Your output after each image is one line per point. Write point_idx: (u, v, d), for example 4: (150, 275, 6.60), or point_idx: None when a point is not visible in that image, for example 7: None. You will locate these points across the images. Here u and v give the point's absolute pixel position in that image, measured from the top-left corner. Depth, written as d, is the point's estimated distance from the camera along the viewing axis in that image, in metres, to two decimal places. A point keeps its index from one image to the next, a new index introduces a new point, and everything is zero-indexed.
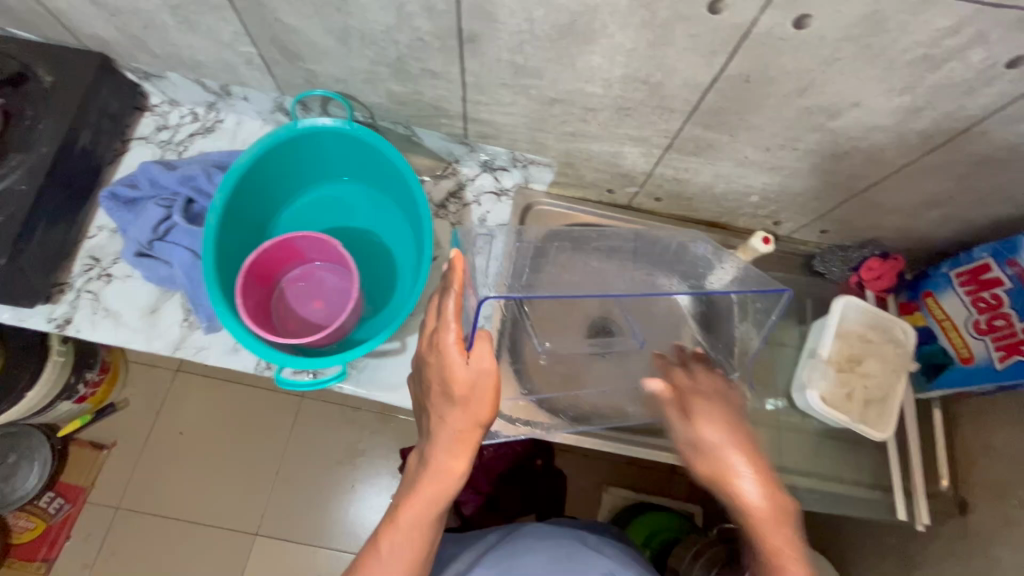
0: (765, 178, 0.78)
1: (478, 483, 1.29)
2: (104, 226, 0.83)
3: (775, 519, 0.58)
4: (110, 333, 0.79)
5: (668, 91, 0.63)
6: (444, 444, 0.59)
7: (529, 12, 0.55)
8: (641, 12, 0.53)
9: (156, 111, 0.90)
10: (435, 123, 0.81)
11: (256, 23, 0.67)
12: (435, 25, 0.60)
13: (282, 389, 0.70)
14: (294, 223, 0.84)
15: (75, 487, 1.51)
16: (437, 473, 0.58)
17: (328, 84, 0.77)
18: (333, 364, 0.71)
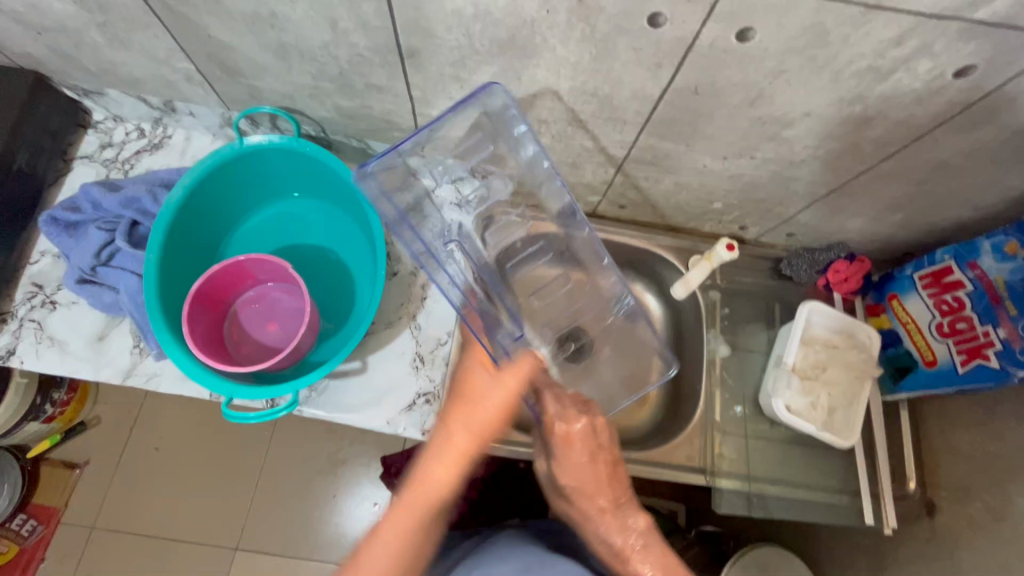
0: (727, 186, 0.76)
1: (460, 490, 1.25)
2: (47, 251, 0.80)
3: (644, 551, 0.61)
4: (56, 363, 0.76)
5: (619, 103, 0.61)
6: (434, 455, 0.58)
7: (467, 27, 0.53)
8: (581, 26, 0.51)
9: (100, 128, 0.87)
10: (388, 136, 0.79)
11: (189, 40, 0.64)
12: (372, 40, 0.57)
13: (231, 421, 0.67)
14: (245, 241, 0.82)
15: (48, 508, 1.48)
16: (434, 462, 0.57)
17: (273, 99, 0.74)
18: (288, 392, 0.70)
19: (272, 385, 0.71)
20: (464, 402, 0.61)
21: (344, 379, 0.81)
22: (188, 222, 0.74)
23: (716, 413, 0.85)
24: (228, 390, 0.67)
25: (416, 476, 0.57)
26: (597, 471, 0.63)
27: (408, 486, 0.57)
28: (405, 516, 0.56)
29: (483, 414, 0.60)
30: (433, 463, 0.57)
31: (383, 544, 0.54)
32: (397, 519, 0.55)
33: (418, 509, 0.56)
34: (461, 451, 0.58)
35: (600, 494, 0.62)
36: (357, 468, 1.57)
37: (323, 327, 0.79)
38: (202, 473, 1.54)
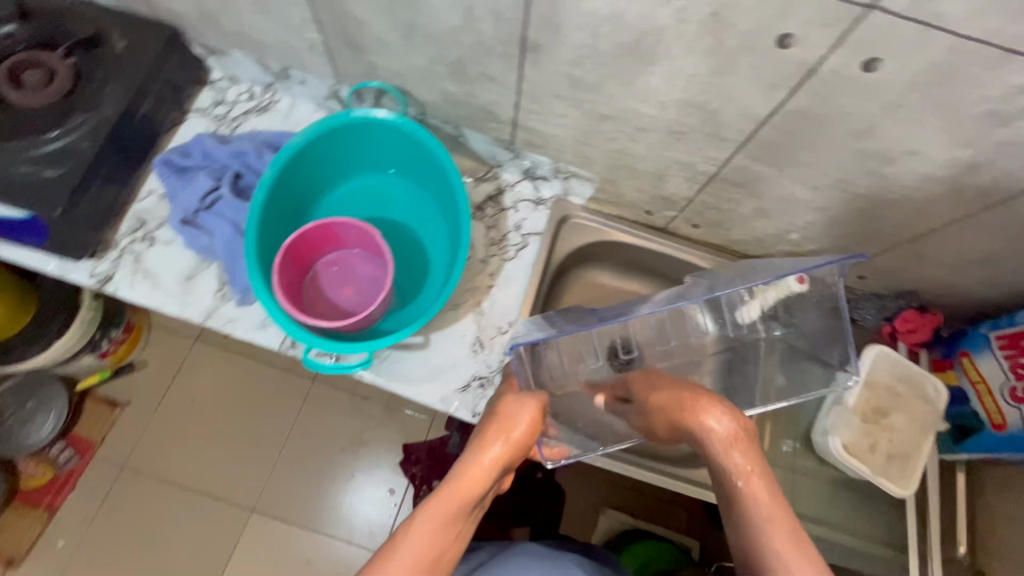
0: (810, 217, 0.77)
1: None
2: (154, 190, 0.86)
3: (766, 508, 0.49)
4: (147, 295, 0.81)
5: (723, 119, 0.63)
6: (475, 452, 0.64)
7: (595, 28, 0.56)
8: (707, 39, 0.53)
9: (216, 86, 0.93)
10: (484, 126, 0.82)
11: (325, 12, 0.69)
12: (501, 31, 0.61)
13: (306, 369, 0.71)
14: (334, 206, 0.86)
15: (86, 440, 1.55)
16: (476, 462, 0.62)
17: (385, 77, 0.78)
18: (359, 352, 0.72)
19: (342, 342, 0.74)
20: (500, 420, 0.68)
21: (405, 351, 0.83)
22: (291, 179, 0.79)
23: (764, 443, 0.85)
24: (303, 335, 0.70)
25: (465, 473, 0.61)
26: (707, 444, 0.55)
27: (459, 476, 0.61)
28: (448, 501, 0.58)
29: (524, 433, 0.66)
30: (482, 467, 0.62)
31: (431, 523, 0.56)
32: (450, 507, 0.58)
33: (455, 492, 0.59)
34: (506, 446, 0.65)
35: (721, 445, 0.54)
36: (378, 450, 1.60)
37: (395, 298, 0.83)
38: (233, 430, 1.59)
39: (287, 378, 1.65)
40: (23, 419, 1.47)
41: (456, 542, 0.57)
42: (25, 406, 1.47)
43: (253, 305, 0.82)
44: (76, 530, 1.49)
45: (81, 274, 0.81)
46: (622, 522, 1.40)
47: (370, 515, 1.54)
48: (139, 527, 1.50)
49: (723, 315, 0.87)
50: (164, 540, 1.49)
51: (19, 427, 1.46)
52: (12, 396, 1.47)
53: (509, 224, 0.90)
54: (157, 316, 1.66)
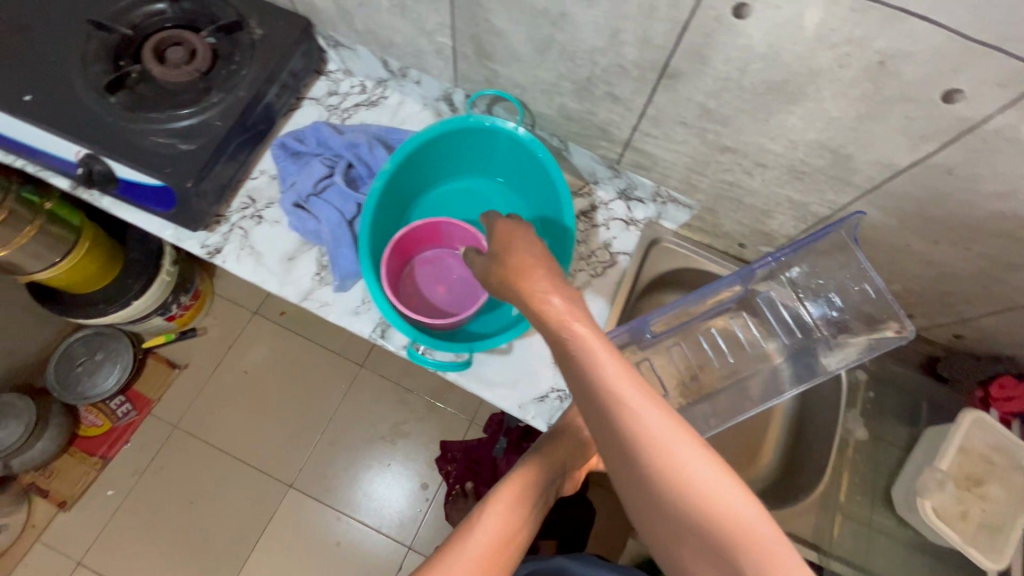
0: (919, 271, 0.75)
1: None
2: (266, 171, 0.90)
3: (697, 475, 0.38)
4: (251, 271, 0.85)
5: (855, 165, 0.62)
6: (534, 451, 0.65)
7: (745, 63, 0.56)
8: (864, 86, 0.53)
9: (331, 77, 0.97)
10: (593, 143, 0.83)
11: (464, 20, 0.71)
12: (643, 55, 0.62)
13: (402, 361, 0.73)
14: (435, 205, 0.89)
15: (144, 398, 1.61)
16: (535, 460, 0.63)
17: (504, 86, 0.80)
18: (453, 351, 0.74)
19: (438, 340, 0.77)
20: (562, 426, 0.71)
21: (489, 354, 0.84)
22: (405, 176, 0.81)
23: (839, 493, 0.83)
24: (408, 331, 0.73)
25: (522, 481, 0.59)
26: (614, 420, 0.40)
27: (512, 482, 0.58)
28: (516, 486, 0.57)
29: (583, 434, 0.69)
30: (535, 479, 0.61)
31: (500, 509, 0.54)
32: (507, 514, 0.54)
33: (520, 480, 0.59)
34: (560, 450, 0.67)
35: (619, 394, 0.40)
36: (417, 443, 1.62)
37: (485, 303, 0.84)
38: (281, 406, 1.64)
39: (338, 362, 1.68)
40: (91, 369, 1.54)
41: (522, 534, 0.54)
42: (94, 358, 1.54)
43: (349, 292, 0.84)
44: (124, 483, 1.54)
45: (194, 244, 0.85)
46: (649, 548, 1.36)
47: (403, 507, 1.56)
48: (183, 487, 1.55)
49: (782, 321, 0.86)
50: (205, 504, 1.54)
51: (86, 376, 1.52)
52: (84, 346, 1.55)
53: (599, 241, 0.90)
54: (223, 287, 1.72)
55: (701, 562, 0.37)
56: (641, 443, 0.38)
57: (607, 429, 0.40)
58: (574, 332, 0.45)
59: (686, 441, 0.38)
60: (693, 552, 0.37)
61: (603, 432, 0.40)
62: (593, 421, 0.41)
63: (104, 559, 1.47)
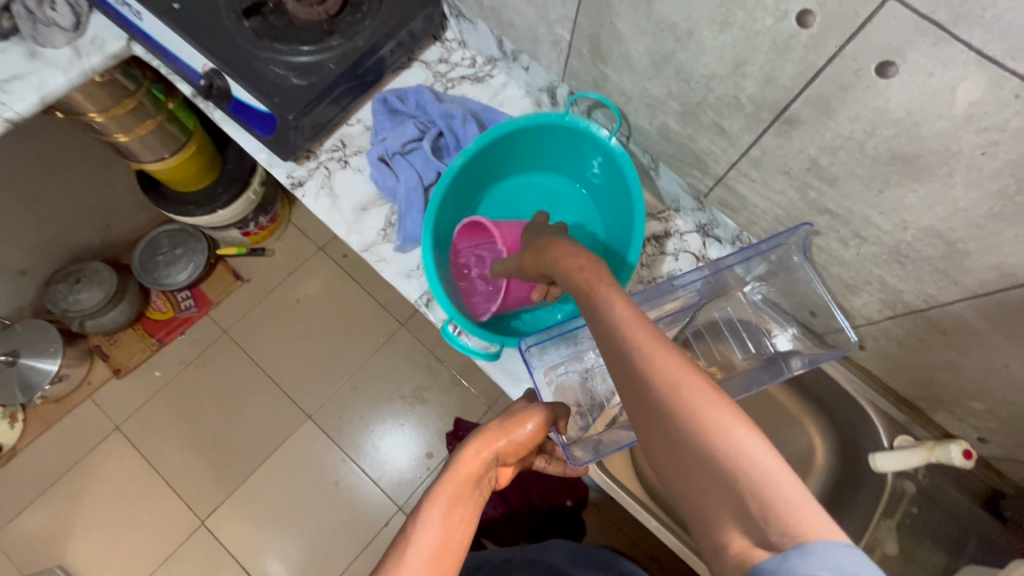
0: (1009, 395, 0.67)
1: (507, 493, 1.31)
2: (362, 121, 0.93)
3: (736, 413, 0.37)
4: (325, 211, 0.89)
5: (969, 264, 0.56)
6: (469, 444, 0.66)
7: (874, 126, 0.52)
8: (1006, 180, 0.47)
9: (445, 44, 0.98)
10: (684, 170, 0.80)
11: (588, 17, 0.70)
12: (763, 93, 0.58)
13: (438, 337, 0.75)
14: (501, 196, 0.92)
15: (207, 298, 1.72)
16: (469, 452, 0.64)
17: (609, 92, 0.78)
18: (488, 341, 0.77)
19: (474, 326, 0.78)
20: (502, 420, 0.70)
21: None
22: (485, 161, 0.85)
23: None
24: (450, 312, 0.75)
25: (447, 497, 0.57)
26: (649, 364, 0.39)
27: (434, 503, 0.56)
28: (446, 496, 0.58)
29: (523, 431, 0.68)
30: (462, 484, 0.60)
31: (432, 523, 0.54)
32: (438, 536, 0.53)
33: (450, 482, 0.60)
34: (494, 440, 0.67)
35: (646, 343, 0.40)
36: (433, 412, 1.65)
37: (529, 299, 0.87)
38: (319, 341, 1.71)
39: (382, 315, 1.74)
40: (168, 260, 1.65)
41: (462, 527, 0.56)
42: (174, 252, 1.66)
43: (406, 255, 0.86)
44: (171, 369, 1.67)
45: (281, 173, 0.90)
46: None
47: (403, 469, 1.60)
48: (219, 387, 1.67)
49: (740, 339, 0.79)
50: (233, 409, 1.65)
51: (163, 266, 1.64)
52: (168, 237, 1.67)
53: (664, 269, 0.87)
54: (299, 217, 1.81)
55: (737, 531, 0.33)
56: (674, 390, 0.37)
57: (632, 377, 0.39)
58: (612, 305, 0.45)
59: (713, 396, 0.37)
60: (723, 505, 0.34)
61: (631, 384, 0.40)
62: (625, 383, 0.40)
63: (139, 431, 1.61)
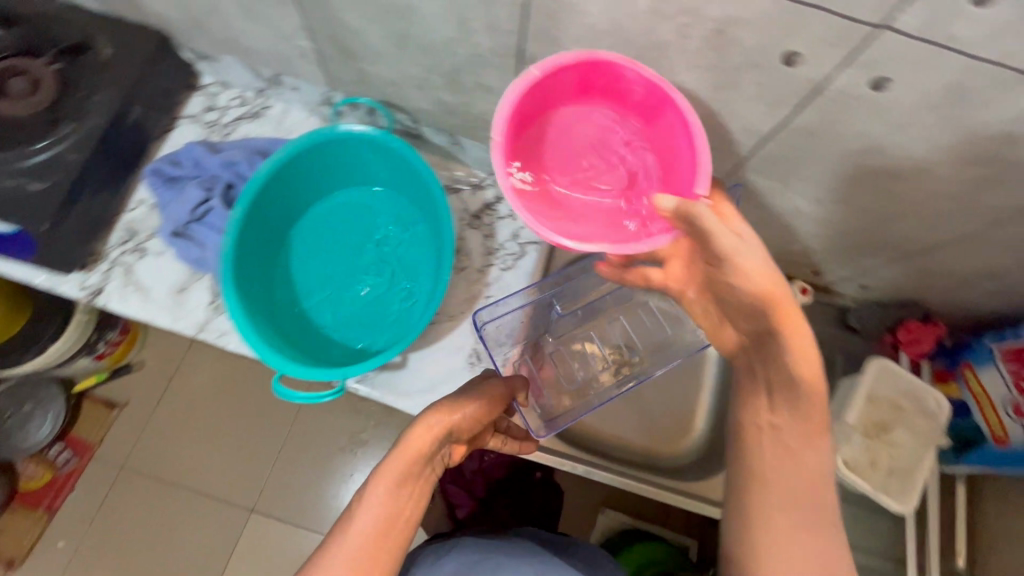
0: (812, 229, 0.75)
1: (474, 487, 1.22)
2: (144, 200, 0.84)
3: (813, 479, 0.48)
4: (139, 308, 0.80)
5: (725, 134, 0.61)
6: (412, 429, 0.55)
7: (594, 42, 0.54)
8: (710, 55, 0.51)
9: (207, 91, 0.91)
10: (480, 135, 0.80)
11: (317, 21, 0.67)
12: (497, 43, 0.59)
13: (274, 397, 0.65)
14: (311, 229, 0.84)
15: (84, 442, 1.52)
16: (413, 442, 0.54)
17: (378, 86, 0.76)
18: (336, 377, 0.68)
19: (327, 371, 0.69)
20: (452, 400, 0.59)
21: (401, 366, 0.82)
22: (261, 208, 0.76)
23: None
24: (298, 373, 0.67)
25: (393, 483, 0.52)
26: (817, 420, 0.48)
27: (382, 482, 0.52)
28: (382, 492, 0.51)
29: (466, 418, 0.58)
30: (414, 461, 0.53)
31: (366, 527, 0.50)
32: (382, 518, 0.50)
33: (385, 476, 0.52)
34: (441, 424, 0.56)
35: (818, 415, 0.48)
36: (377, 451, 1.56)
37: (378, 324, 0.79)
38: (237, 430, 1.57)
39: None
40: (21, 420, 1.44)
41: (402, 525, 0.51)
42: (23, 409, 1.44)
43: None
44: (75, 533, 1.47)
45: (73, 287, 0.80)
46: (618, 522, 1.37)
47: None
48: (137, 527, 1.49)
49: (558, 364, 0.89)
50: (162, 543, 1.49)
51: (16, 429, 1.43)
52: (9, 398, 1.44)
53: (506, 232, 0.90)
54: None
55: None
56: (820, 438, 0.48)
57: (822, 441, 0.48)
58: (796, 346, 0.47)
59: (815, 480, 0.48)
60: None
61: (816, 452, 0.48)
62: (823, 445, 0.48)
63: None
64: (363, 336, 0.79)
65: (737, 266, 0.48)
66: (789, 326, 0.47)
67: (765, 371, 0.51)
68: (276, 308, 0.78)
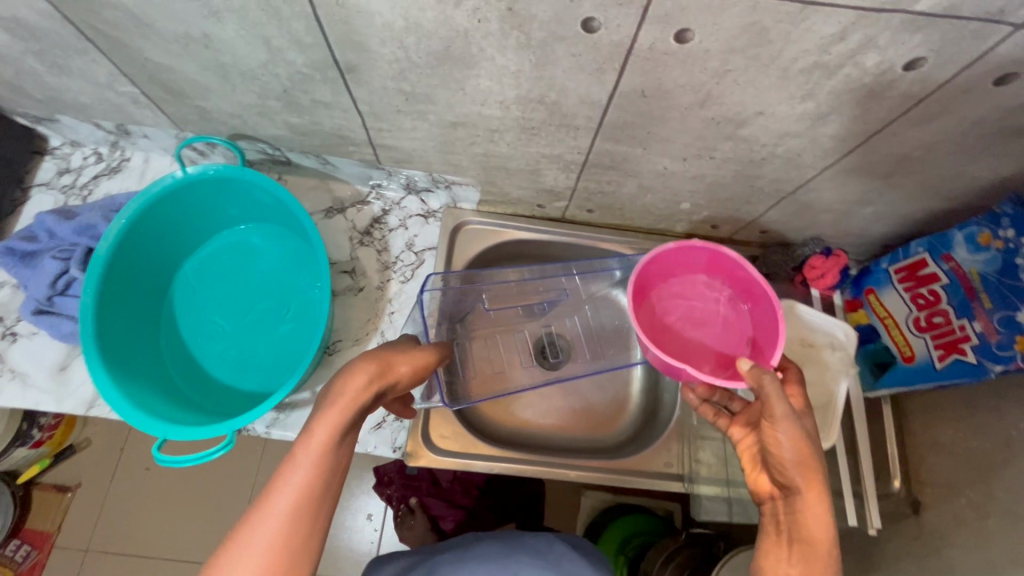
0: (691, 187, 0.74)
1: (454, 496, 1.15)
2: (5, 282, 0.79)
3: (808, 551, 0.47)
4: (17, 396, 0.75)
5: (568, 110, 0.59)
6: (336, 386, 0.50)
7: (400, 40, 0.51)
8: (515, 35, 0.49)
9: (57, 154, 0.85)
10: (344, 151, 0.77)
11: (128, 64, 0.63)
12: (309, 57, 0.56)
13: (160, 467, 0.64)
14: (192, 280, 0.80)
15: (41, 533, 1.28)
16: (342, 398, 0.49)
17: (222, 119, 0.73)
18: (221, 431, 0.66)
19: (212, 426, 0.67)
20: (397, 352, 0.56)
21: (308, 401, 0.78)
22: (123, 269, 0.73)
23: (693, 420, 0.84)
24: (181, 436, 0.65)
25: (327, 441, 0.46)
26: (817, 511, 0.48)
27: (310, 445, 0.46)
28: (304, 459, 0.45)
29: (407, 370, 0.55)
30: (345, 418, 0.48)
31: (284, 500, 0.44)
32: (308, 483, 0.45)
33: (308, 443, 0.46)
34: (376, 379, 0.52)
35: (819, 502, 0.48)
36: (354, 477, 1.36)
37: (273, 365, 0.76)
38: (203, 478, 1.34)
39: None
40: None
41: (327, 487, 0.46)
42: None
43: None
44: None
45: None
46: (601, 501, 1.30)
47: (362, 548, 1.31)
48: None
49: (488, 345, 0.86)
50: None
51: None
52: None
53: (401, 242, 0.87)
54: None
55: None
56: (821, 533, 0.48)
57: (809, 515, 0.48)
58: (800, 435, 0.49)
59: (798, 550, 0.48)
60: None
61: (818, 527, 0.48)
62: (820, 522, 0.48)
63: None
64: (262, 381, 0.76)
65: (791, 423, 0.48)
66: (807, 493, 0.48)
67: (786, 528, 0.49)
68: (166, 369, 0.76)
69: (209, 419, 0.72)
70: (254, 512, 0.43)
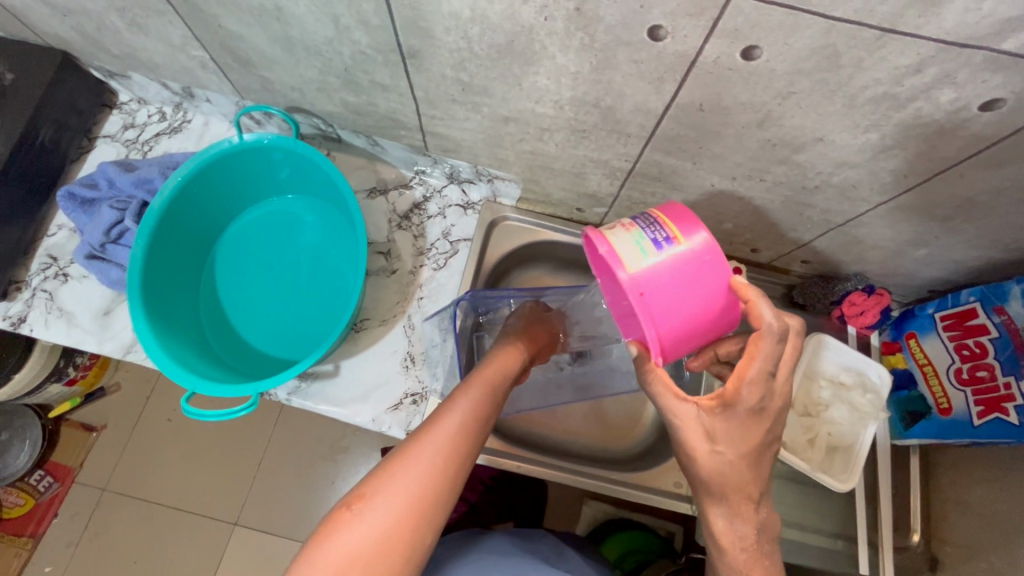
0: (738, 208, 0.72)
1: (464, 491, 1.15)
2: (64, 225, 0.84)
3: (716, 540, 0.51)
4: (63, 334, 0.79)
5: (622, 115, 0.59)
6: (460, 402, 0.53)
7: (465, 29, 0.52)
8: (580, 36, 0.49)
9: (124, 109, 0.89)
10: (395, 134, 0.78)
11: (201, 29, 0.65)
12: (374, 38, 0.57)
13: (189, 418, 0.66)
14: (234, 245, 0.83)
15: (64, 466, 1.34)
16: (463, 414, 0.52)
17: (283, 91, 0.75)
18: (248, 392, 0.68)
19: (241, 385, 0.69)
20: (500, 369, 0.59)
21: (333, 373, 0.80)
22: (172, 226, 0.76)
23: None
24: (209, 393, 0.67)
25: (433, 476, 0.47)
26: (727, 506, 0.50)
27: (428, 447, 0.48)
28: (423, 460, 0.47)
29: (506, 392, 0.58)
30: (462, 442, 0.50)
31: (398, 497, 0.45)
32: (424, 486, 0.46)
33: (434, 446, 0.48)
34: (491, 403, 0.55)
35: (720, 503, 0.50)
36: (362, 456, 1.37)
37: (303, 335, 0.78)
38: (219, 435, 1.38)
39: None
40: None
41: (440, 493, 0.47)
42: None
43: None
44: None
45: None
46: (604, 513, 1.29)
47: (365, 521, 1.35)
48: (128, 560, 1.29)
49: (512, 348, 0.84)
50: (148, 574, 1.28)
51: None
52: None
53: (437, 230, 0.88)
54: None
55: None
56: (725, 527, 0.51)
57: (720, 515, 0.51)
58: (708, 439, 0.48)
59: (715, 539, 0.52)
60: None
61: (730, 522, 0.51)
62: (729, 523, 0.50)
63: None
64: (292, 350, 0.78)
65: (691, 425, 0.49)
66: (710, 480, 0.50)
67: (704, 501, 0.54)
68: (200, 326, 0.78)
69: (239, 379, 0.75)
70: (354, 514, 0.44)
